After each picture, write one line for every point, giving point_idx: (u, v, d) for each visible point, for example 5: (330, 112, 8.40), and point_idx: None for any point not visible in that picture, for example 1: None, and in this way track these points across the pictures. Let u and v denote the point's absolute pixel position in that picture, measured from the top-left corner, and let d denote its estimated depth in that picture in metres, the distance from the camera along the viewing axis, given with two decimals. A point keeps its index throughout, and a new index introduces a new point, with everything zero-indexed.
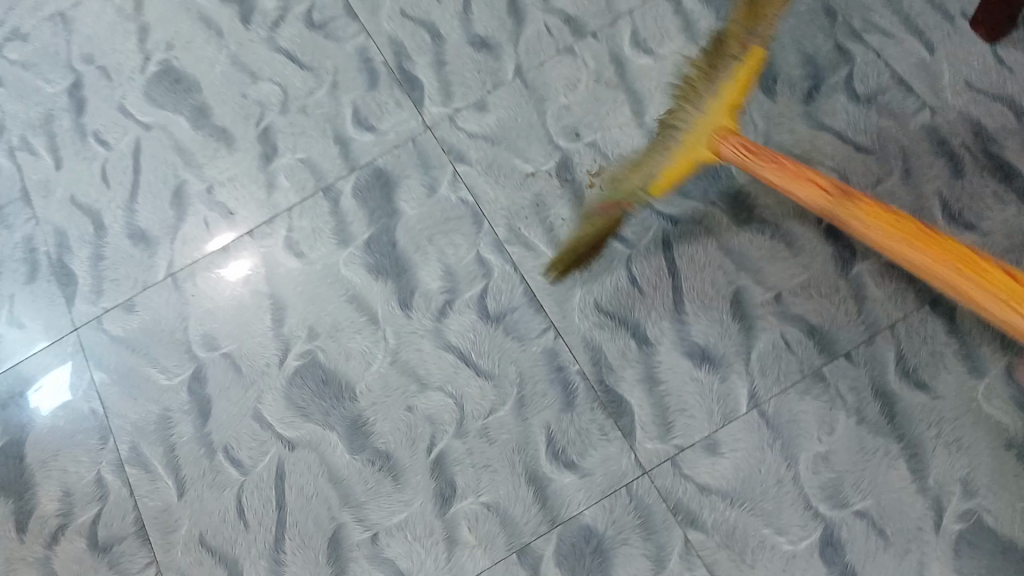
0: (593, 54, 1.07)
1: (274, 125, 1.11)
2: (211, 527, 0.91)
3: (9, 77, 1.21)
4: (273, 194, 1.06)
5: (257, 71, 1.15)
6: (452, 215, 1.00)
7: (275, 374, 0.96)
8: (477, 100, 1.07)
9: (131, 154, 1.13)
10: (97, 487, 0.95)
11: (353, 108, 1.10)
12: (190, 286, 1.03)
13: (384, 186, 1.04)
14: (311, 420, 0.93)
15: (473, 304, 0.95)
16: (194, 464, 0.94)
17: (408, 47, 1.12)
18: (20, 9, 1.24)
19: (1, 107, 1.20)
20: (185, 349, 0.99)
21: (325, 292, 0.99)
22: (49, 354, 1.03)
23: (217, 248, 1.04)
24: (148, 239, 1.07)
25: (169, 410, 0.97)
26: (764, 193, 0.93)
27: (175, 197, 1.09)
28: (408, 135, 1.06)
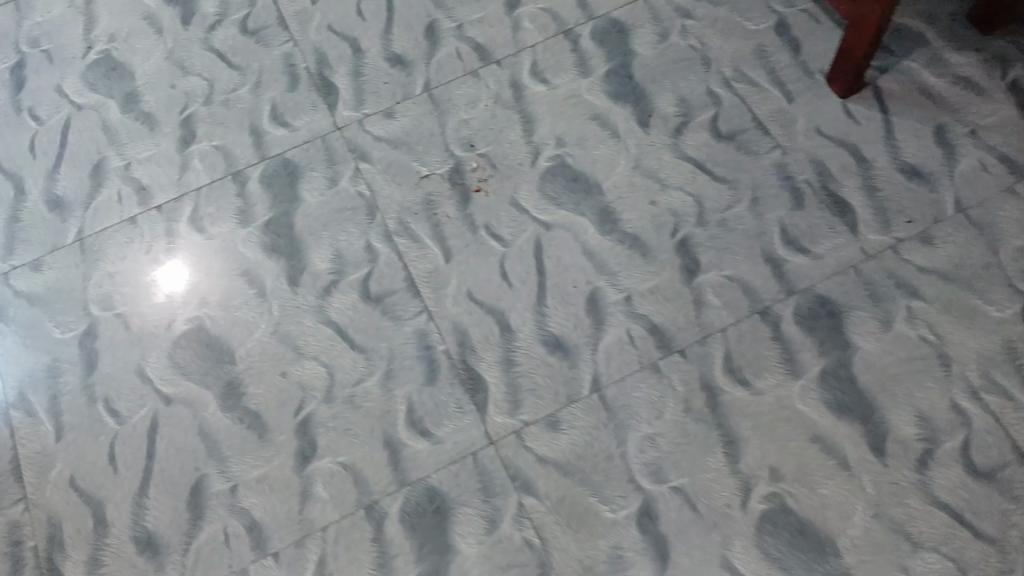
0: (495, 78, 1.17)
1: (196, 114, 1.20)
2: (83, 469, 0.95)
3: None
4: (186, 175, 1.14)
5: (188, 65, 1.24)
6: (348, 206, 1.09)
7: (163, 335, 1.02)
8: (386, 108, 1.17)
9: (59, 128, 1.20)
10: None
11: (271, 105, 1.19)
12: (96, 250, 1.09)
13: (290, 175, 1.12)
14: (190, 379, 0.99)
15: (356, 285, 1.03)
16: (76, 412, 0.98)
17: (330, 57, 1.23)
18: None
19: None
20: (82, 307, 1.05)
21: (221, 265, 1.06)
22: None
23: (126, 218, 1.11)
24: (63, 205, 1.13)
25: (58, 360, 1.02)
26: (630, 210, 1.04)
27: (94, 170, 1.16)
28: (319, 133, 1.15)
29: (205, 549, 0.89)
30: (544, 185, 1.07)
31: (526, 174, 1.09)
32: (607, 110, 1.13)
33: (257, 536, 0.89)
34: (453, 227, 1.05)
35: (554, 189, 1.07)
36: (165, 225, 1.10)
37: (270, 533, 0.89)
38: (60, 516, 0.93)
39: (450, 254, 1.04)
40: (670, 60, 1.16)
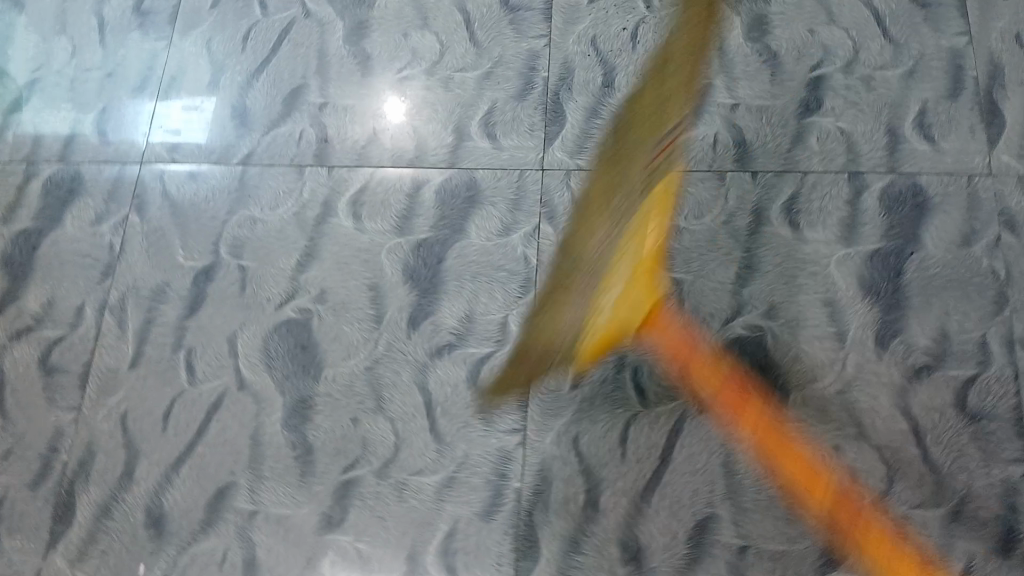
0: (738, 192, 0.97)
1: (413, 79, 1.08)
2: (137, 410, 0.92)
3: None
4: (371, 144, 1.04)
5: (430, 17, 1.10)
6: (506, 266, 0.95)
7: (269, 313, 0.95)
8: None
9: (278, 30, 1.12)
10: (74, 314, 0.97)
11: (488, 108, 1.04)
12: (252, 186, 1.03)
13: (467, 201, 1.00)
14: (271, 373, 0.92)
15: (468, 363, 0.91)
16: (159, 347, 0.94)
17: (575, 78, 1.05)
18: None
19: None
20: (213, 242, 1.00)
21: (356, 266, 0.97)
22: (106, 169, 1.06)
23: (295, 165, 1.04)
24: (244, 119, 1.08)
25: (167, 285, 0.98)
26: (805, 441, 0.84)
27: (289, 96, 1.09)
28: (518, 164, 1.01)
29: (197, 561, 0.85)
30: (724, 358, 0.88)
31: (707, 332, 0.90)
32: (846, 300, 0.90)
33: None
34: None
35: (732, 369, 0.88)
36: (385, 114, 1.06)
37: None
38: (100, 445, 0.91)
39: (581, 381, 0.88)
40: (960, 274, 0.90)
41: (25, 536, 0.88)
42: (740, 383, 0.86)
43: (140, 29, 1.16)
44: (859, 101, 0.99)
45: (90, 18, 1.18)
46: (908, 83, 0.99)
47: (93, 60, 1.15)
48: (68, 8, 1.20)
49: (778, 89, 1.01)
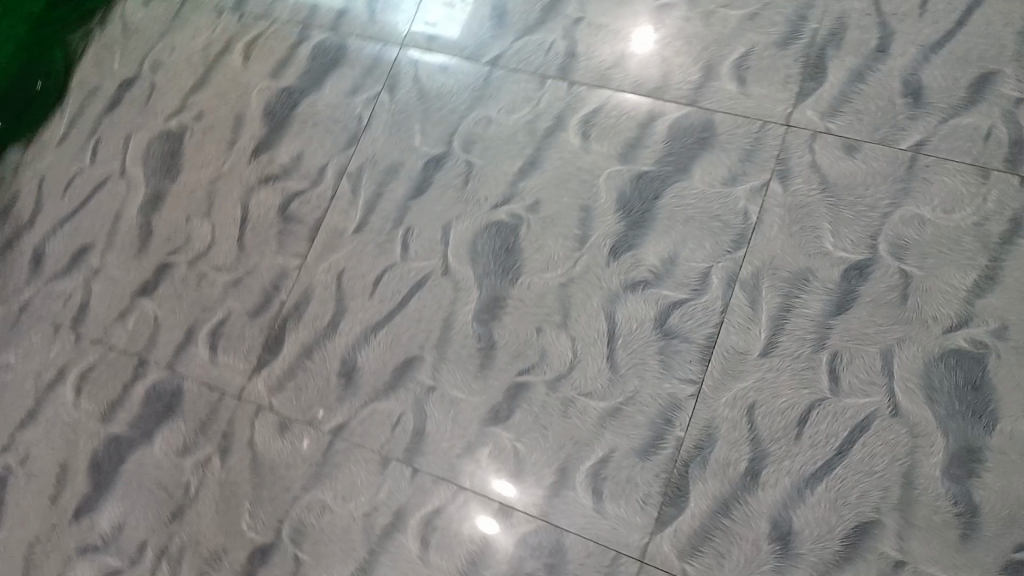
0: (1000, 195, 0.87)
1: (673, 9, 1.06)
2: (352, 271, 1.00)
3: None
4: (616, 68, 1.04)
5: None
6: (722, 218, 0.94)
7: (483, 211, 1.00)
8: (851, 139, 0.94)
9: None
10: (316, 172, 1.07)
11: (744, 52, 1.01)
12: (494, 87, 1.06)
13: (698, 141, 0.98)
14: (474, 267, 0.97)
15: (661, 304, 0.91)
16: (382, 221, 1.02)
17: (848, 36, 0.98)
18: None
19: None
20: (449, 133, 1.05)
21: (573, 184, 0.99)
22: (368, 46, 1.13)
23: (538, 74, 1.06)
24: (502, 19, 1.10)
25: (401, 165, 1.05)
26: (1003, 475, 0.78)
27: (548, 5, 1.09)
28: (763, 115, 0.97)
29: (375, 417, 0.94)
30: (934, 368, 0.83)
31: (925, 337, 0.84)
32: None
33: (416, 444, 0.92)
34: (798, 327, 0.88)
35: (941, 381, 0.82)
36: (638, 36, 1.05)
37: (425, 452, 0.91)
38: (314, 294, 1.00)
39: (772, 351, 0.87)
40: None
41: (237, 358, 1.01)
42: (948, 402, 0.81)
43: None
44: None
45: None
46: None
47: None
48: None
49: None
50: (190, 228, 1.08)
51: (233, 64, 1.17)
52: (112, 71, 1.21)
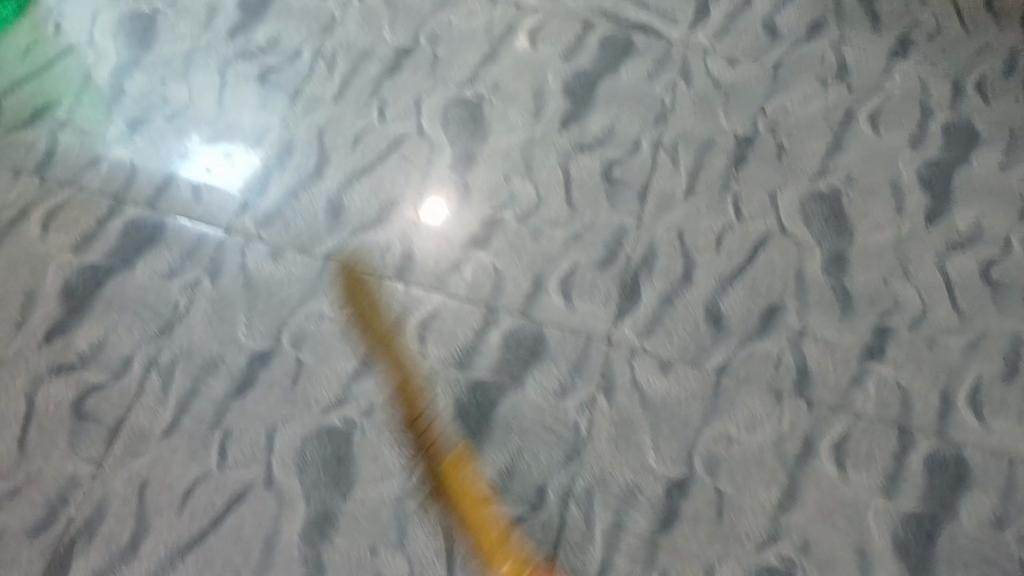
0: (792, 417, 1.00)
1: (504, 222, 1.12)
2: (158, 481, 0.90)
3: None
4: (451, 273, 1.07)
5: (535, 167, 1.17)
6: (555, 430, 0.97)
7: (312, 416, 0.94)
8: (665, 358, 1.03)
9: (390, 139, 1.17)
10: (121, 365, 0.97)
11: (569, 269, 1.09)
12: (328, 286, 1.05)
13: (530, 352, 1.02)
14: (301, 478, 0.90)
15: (499, 521, 0.91)
16: (196, 424, 0.93)
17: (657, 264, 1.10)
18: None
19: (343, 20, 1.25)
20: (276, 329, 1.01)
21: (408, 390, 0.98)
22: (191, 230, 1.08)
23: (375, 275, 1.06)
24: (338, 216, 1.10)
25: (219, 361, 0.97)
26: None
27: (384, 206, 1.12)
28: (588, 331, 1.04)
29: None
30: None
31: (740, 553, 0.92)
32: (877, 554, 0.93)
33: None
34: (629, 546, 0.91)
35: None
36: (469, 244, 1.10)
37: None
38: (110, 508, 0.88)
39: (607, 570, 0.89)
40: (982, 553, 0.94)
41: None
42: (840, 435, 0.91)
43: (252, 92, 1.18)
44: (920, 358, 1.05)
45: (214, 76, 1.19)
46: (968, 354, 1.05)
47: (205, 114, 1.16)
48: (196, 59, 1.21)
49: (847, 328, 1.06)
50: None
51: (29, 234, 1.06)
52: None
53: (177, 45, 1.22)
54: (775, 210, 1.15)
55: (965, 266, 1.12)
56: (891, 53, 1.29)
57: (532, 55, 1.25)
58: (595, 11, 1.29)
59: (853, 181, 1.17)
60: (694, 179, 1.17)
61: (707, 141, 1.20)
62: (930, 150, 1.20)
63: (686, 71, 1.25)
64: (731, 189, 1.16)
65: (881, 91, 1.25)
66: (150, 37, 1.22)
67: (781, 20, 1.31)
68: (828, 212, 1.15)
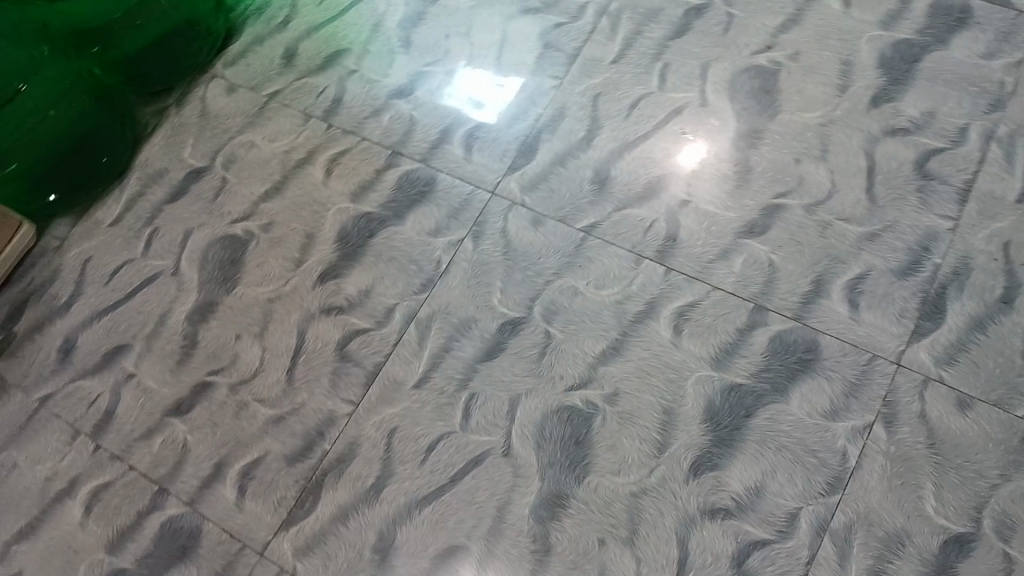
0: None
1: (787, 210, 1.00)
2: (405, 432, 0.92)
3: None
4: (718, 262, 0.99)
5: (831, 152, 1.02)
6: (818, 453, 0.86)
7: (557, 392, 0.92)
8: (964, 393, 0.88)
9: (668, 109, 1.10)
10: (383, 313, 1.00)
11: (860, 273, 0.95)
12: (587, 256, 1.01)
13: (801, 362, 0.91)
14: (539, 454, 0.89)
15: (741, 541, 0.83)
16: (445, 382, 0.95)
17: (970, 280, 0.93)
18: None
19: None
20: (532, 297, 0.99)
21: (661, 381, 0.92)
22: (461, 186, 1.09)
23: (635, 251, 1.01)
24: (603, 187, 1.06)
25: (473, 323, 0.98)
26: None
27: (656, 181, 1.05)
28: (873, 346, 0.91)
29: None
30: None
31: None
32: None
33: None
34: None
35: None
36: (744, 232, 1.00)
37: None
38: (360, 450, 0.92)
39: None
40: None
41: (266, 506, 0.90)
42: None
43: (533, 51, 1.17)
44: None
45: (496, 31, 1.20)
46: None
47: (484, 71, 1.17)
48: (479, 14, 1.22)
49: None
50: (237, 347, 1.00)
51: (312, 175, 1.13)
52: (179, 156, 1.18)
53: None
54: None
55: None
56: None
57: (844, 23, 1.11)
58: None
59: None
60: None
61: None
62: None
63: None
64: None
65: None
66: None
67: None
68: None
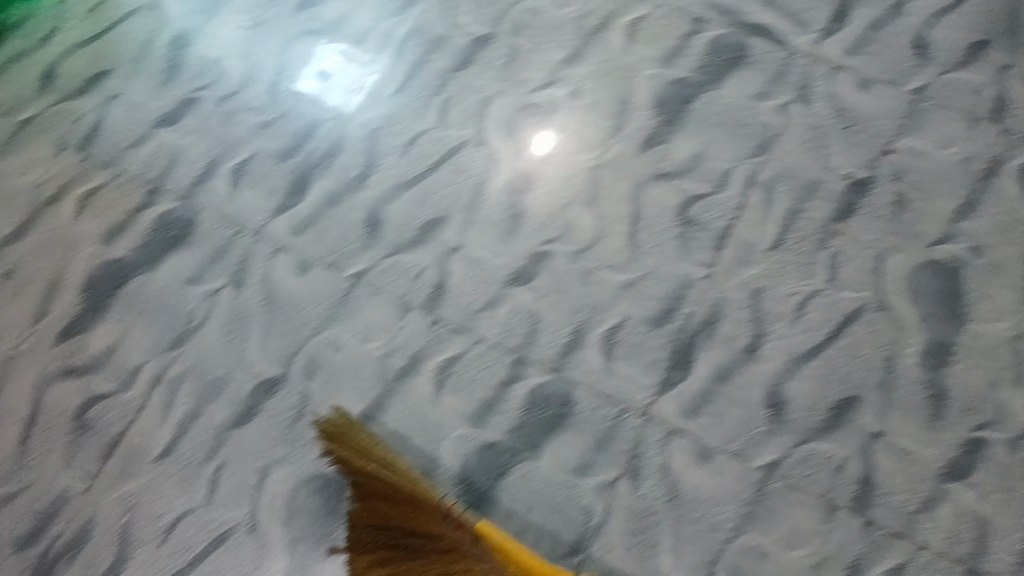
0: (841, 538, 0.86)
1: (552, 257, 1.00)
2: (146, 507, 0.91)
3: None
4: (484, 313, 0.98)
5: (601, 197, 1.01)
6: (564, 512, 0.90)
7: (310, 459, 0.93)
8: (706, 445, 0.91)
9: (446, 147, 1.04)
10: (128, 375, 0.96)
11: (617, 322, 0.96)
12: (353, 308, 0.99)
13: (555, 416, 0.93)
14: (286, 527, 0.90)
15: None
16: (192, 451, 0.93)
17: (720, 329, 0.95)
18: None
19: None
20: (288, 353, 0.97)
21: (415, 443, 0.93)
22: (225, 228, 1.03)
23: (400, 301, 0.99)
24: (374, 230, 1.01)
25: (226, 384, 0.96)
26: None
27: (427, 224, 1.01)
28: (624, 399, 0.93)
29: None
30: None
31: None
32: None
33: None
34: None
35: None
36: (512, 279, 0.99)
37: None
38: (97, 528, 0.91)
39: None
40: None
41: None
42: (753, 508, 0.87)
43: (309, 77, 1.08)
44: (1015, 485, 0.87)
45: (275, 57, 1.09)
46: None
47: (258, 99, 1.08)
48: (260, 34, 1.11)
49: (931, 436, 0.89)
50: None
51: (61, 214, 1.04)
52: None
53: (243, 17, 1.12)
54: (877, 280, 0.95)
55: None
56: None
57: (626, 55, 1.05)
58: (709, 7, 1.06)
59: (981, 252, 0.95)
60: (784, 227, 0.97)
61: (812, 181, 0.98)
62: None
63: (805, 91, 1.01)
64: (828, 245, 0.96)
65: None
66: (217, 6, 1.13)
67: (937, 35, 1.05)
68: (942, 288, 0.94)
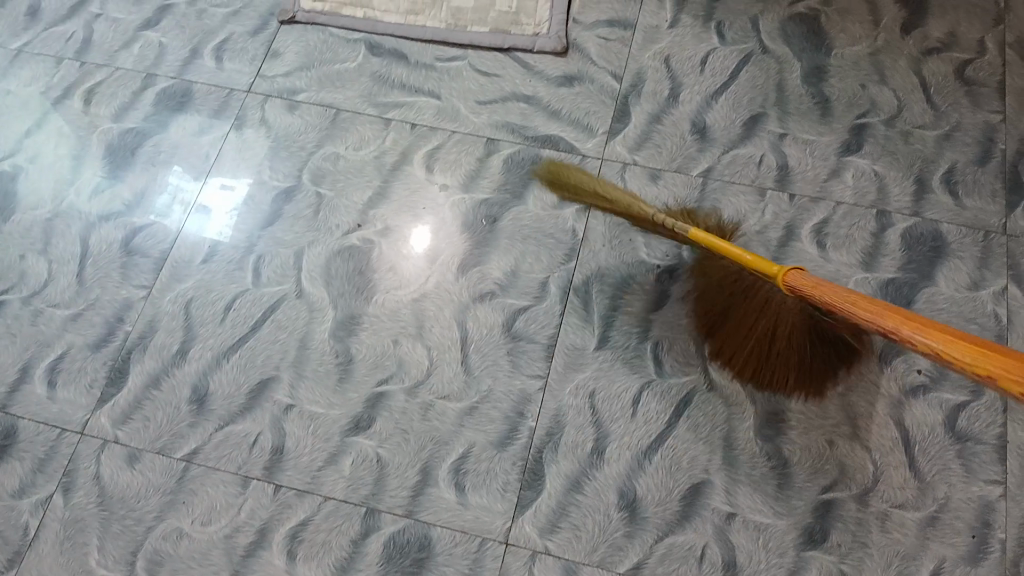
0: None
1: (390, 398, 0.98)
2: None
3: (253, 125, 1.15)
4: (327, 468, 0.94)
5: (426, 327, 1.02)
6: None
7: None
8: (570, 561, 0.89)
9: (265, 305, 1.03)
10: None
11: (463, 452, 0.95)
12: (190, 490, 0.94)
13: (416, 563, 0.90)
14: None
15: None
16: None
17: (563, 438, 0.95)
18: (315, 74, 1.18)
19: (217, 163, 1.12)
20: (130, 552, 0.92)
21: None
22: (45, 433, 0.98)
23: (240, 474, 0.95)
24: (202, 405, 0.98)
25: None
26: None
27: (256, 387, 0.99)
28: (481, 530, 0.91)
29: None
30: None
31: None
32: None
33: None
34: None
35: None
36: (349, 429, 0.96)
37: None
38: None
39: None
40: None
41: None
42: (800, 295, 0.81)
43: (116, 259, 1.07)
44: (868, 540, 0.90)
45: (75, 243, 1.08)
46: (926, 530, 0.90)
47: (64, 292, 1.05)
48: (57, 226, 1.09)
49: (783, 505, 0.91)
50: None
51: None
52: None
53: (37, 211, 1.11)
54: (701, 362, 0.98)
55: (926, 415, 0.94)
56: (841, 147, 1.10)
57: (429, 187, 1.11)
58: (499, 127, 1.13)
59: None
60: (606, 327, 1.00)
61: (622, 279, 1.03)
62: (886, 268, 1.02)
63: None
64: (650, 337, 0.99)
65: (828, 198, 1.07)
66: (9, 205, 1.11)
67: (710, 119, 1.12)
68: None
